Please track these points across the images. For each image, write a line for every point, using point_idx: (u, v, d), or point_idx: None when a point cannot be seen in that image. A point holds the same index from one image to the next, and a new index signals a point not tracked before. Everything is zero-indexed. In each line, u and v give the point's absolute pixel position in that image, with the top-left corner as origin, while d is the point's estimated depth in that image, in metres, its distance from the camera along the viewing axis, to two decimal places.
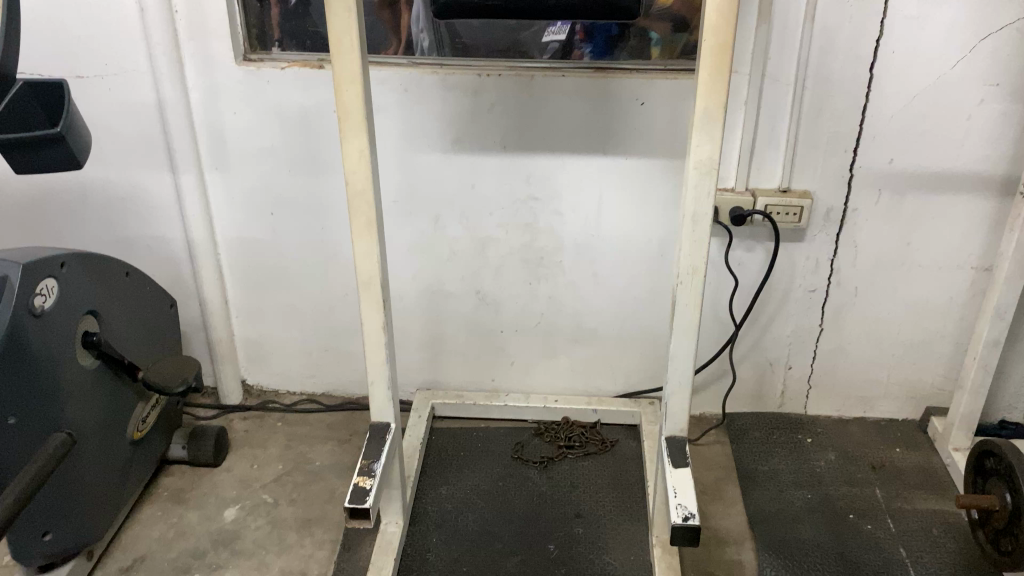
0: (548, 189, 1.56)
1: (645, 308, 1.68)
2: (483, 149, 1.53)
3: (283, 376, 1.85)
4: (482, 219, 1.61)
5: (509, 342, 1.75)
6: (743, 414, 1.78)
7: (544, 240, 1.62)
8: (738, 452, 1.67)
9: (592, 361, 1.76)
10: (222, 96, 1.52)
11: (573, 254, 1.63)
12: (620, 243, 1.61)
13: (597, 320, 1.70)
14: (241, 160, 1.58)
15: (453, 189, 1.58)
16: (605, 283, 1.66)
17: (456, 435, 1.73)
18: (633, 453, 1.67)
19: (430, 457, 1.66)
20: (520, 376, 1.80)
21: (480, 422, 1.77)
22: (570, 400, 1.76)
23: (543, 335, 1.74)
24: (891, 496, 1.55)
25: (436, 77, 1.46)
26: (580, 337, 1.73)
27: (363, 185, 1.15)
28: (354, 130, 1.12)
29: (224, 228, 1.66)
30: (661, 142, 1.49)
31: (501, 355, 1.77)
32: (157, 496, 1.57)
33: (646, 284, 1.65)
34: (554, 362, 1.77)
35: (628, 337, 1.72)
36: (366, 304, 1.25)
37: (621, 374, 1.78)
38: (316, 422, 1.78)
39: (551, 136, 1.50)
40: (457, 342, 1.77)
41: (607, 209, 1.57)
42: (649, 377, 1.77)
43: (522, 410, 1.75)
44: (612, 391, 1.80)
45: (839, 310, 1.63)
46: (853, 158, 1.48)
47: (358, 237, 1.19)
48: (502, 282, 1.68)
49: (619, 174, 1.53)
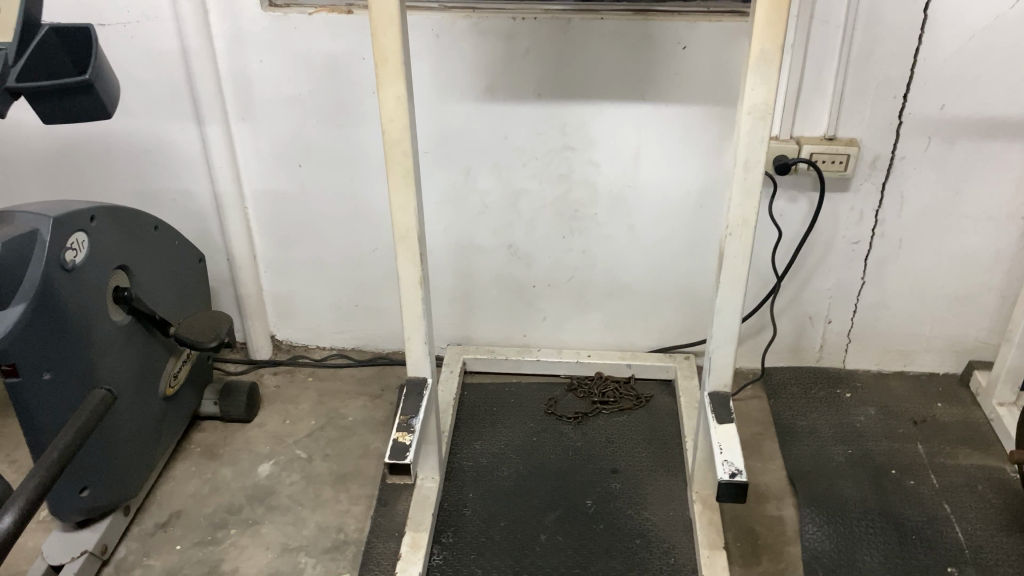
0: (583, 139, 1.52)
1: (682, 261, 1.64)
2: (518, 96, 1.48)
3: (312, 332, 1.82)
4: (515, 170, 1.56)
5: (541, 296, 1.72)
6: (780, 368, 1.74)
7: (578, 192, 1.58)
8: (775, 408, 1.65)
9: (626, 316, 1.72)
10: (248, 44, 1.47)
11: (608, 207, 1.59)
12: (657, 194, 1.56)
13: (632, 273, 1.66)
14: (268, 110, 1.54)
15: (486, 139, 1.54)
16: (641, 236, 1.62)
17: (489, 390, 1.70)
18: (668, 407, 1.64)
19: (463, 413, 1.64)
20: (552, 330, 1.76)
21: (512, 378, 1.74)
22: (603, 354, 1.73)
23: (576, 290, 1.70)
24: (934, 452, 1.52)
25: (469, 21, 1.41)
26: (614, 292, 1.69)
27: (400, 134, 1.11)
28: (391, 76, 1.07)
29: (251, 181, 1.63)
30: (703, 88, 1.44)
31: (533, 309, 1.74)
32: (190, 452, 1.56)
33: (684, 236, 1.61)
34: (588, 316, 1.74)
35: (664, 291, 1.68)
36: (402, 257, 1.21)
37: (655, 328, 1.74)
38: (347, 376, 1.76)
39: (588, 82, 1.45)
40: (488, 298, 1.73)
41: (644, 160, 1.53)
42: (685, 331, 1.73)
43: (554, 365, 1.72)
44: (647, 346, 1.77)
45: (882, 262, 1.59)
46: (903, 104, 1.42)
47: (396, 189, 1.16)
48: (535, 235, 1.64)
49: (658, 123, 1.48)
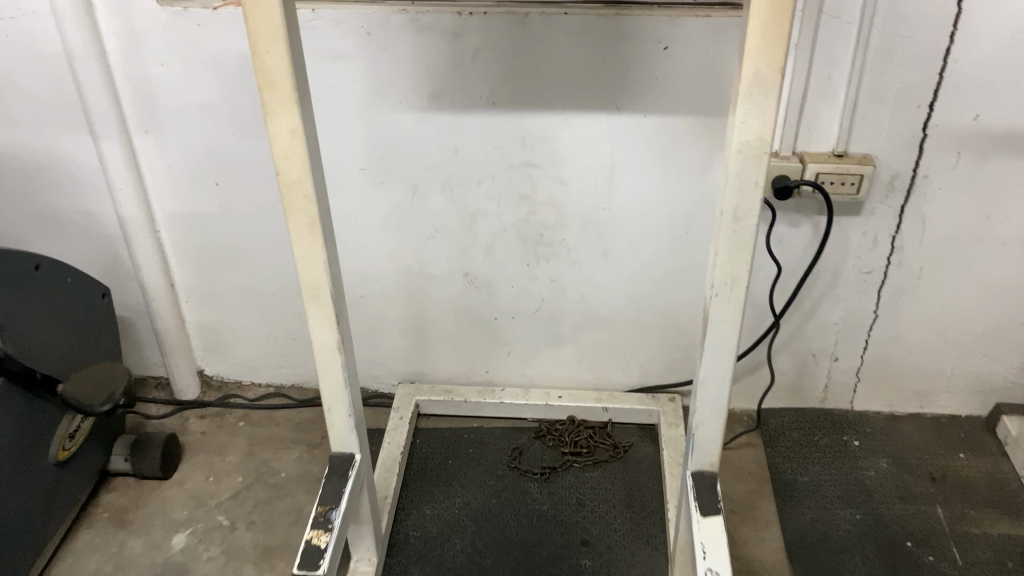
0: (547, 154, 1.27)
1: (665, 291, 1.40)
2: (468, 104, 1.24)
3: (245, 366, 1.59)
4: (469, 189, 1.32)
5: (506, 328, 1.47)
6: (779, 410, 1.52)
7: (543, 214, 1.34)
8: (772, 461, 1.43)
9: (602, 354, 1.48)
10: (146, 43, 1.23)
11: (578, 229, 1.34)
12: (636, 217, 1.32)
13: (608, 305, 1.43)
14: (176, 121, 1.30)
15: (433, 153, 1.29)
16: (617, 264, 1.38)
17: (445, 437, 1.48)
18: (648, 459, 1.43)
19: (413, 468, 1.42)
20: (516, 367, 1.52)
21: (472, 421, 1.52)
22: (576, 395, 1.50)
23: (545, 323, 1.46)
24: (956, 518, 1.31)
25: (406, 16, 1.17)
26: (589, 325, 1.45)
27: (299, 175, 0.88)
28: (283, 105, 0.84)
29: (163, 201, 1.39)
30: (689, 94, 1.20)
31: (496, 344, 1.49)
32: (96, 519, 1.36)
33: (668, 264, 1.37)
34: (558, 352, 1.49)
35: (645, 325, 1.44)
36: (314, 319, 0.99)
37: (636, 365, 1.49)
38: (284, 420, 1.54)
39: (551, 87, 1.21)
40: (445, 330, 1.49)
41: (620, 178, 1.29)
42: (670, 370, 1.49)
43: (519, 408, 1.49)
44: (626, 386, 1.52)
45: (898, 293, 1.36)
46: (928, 115, 1.19)
47: (298, 240, 0.93)
48: (495, 262, 1.40)
49: (634, 135, 1.24)
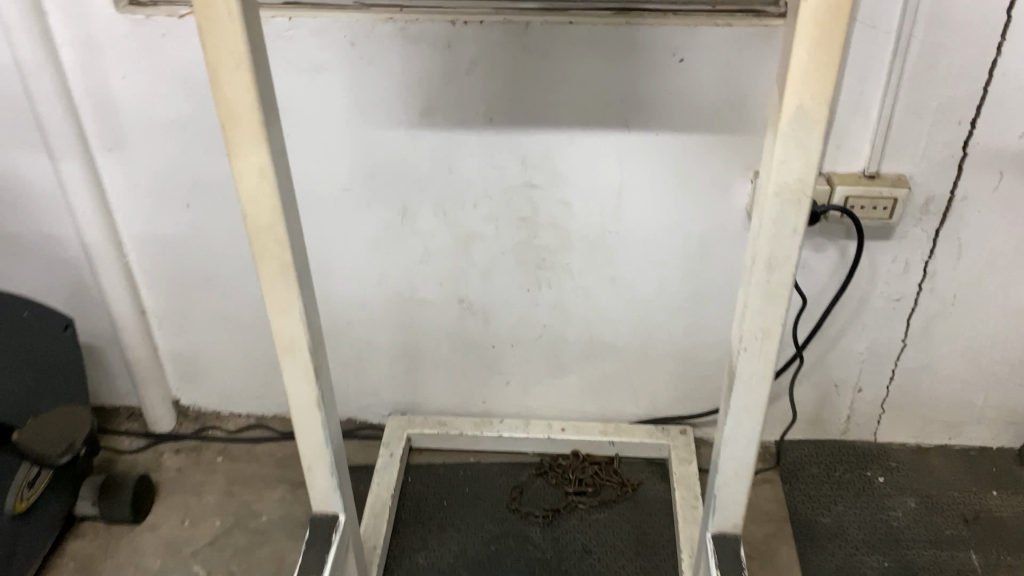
0: (549, 174, 1.16)
1: (677, 318, 1.29)
2: (463, 121, 1.13)
3: (224, 396, 1.48)
4: (464, 211, 1.21)
5: (505, 357, 1.36)
6: (797, 443, 1.42)
7: (545, 238, 1.22)
8: (791, 500, 1.33)
9: (608, 384, 1.38)
10: (105, 55, 1.11)
11: (583, 253, 1.23)
12: (646, 239, 1.21)
13: (615, 334, 1.32)
14: (141, 139, 1.18)
15: (424, 173, 1.18)
16: (626, 289, 1.27)
17: (439, 475, 1.38)
18: (659, 498, 1.33)
19: (405, 510, 1.32)
20: (514, 397, 1.41)
21: (468, 456, 1.41)
22: (581, 428, 1.39)
23: (547, 351, 1.35)
24: (992, 566, 1.21)
25: (393, 25, 1.05)
26: (594, 352, 1.34)
27: (269, 220, 0.77)
28: (249, 141, 0.72)
29: (129, 224, 1.28)
30: (706, 110, 1.09)
31: (494, 374, 1.38)
32: (62, 571, 1.25)
33: (681, 289, 1.26)
34: (561, 382, 1.38)
35: (655, 354, 1.33)
36: (290, 374, 0.88)
37: (645, 396, 1.38)
38: (266, 455, 1.43)
39: (555, 102, 1.10)
40: (439, 359, 1.37)
41: (629, 199, 1.17)
42: (681, 400, 1.38)
43: (520, 442, 1.39)
44: (634, 417, 1.42)
45: (930, 321, 1.26)
46: (969, 132, 1.08)
47: (271, 290, 0.81)
48: (493, 288, 1.28)
49: (645, 154, 1.13)
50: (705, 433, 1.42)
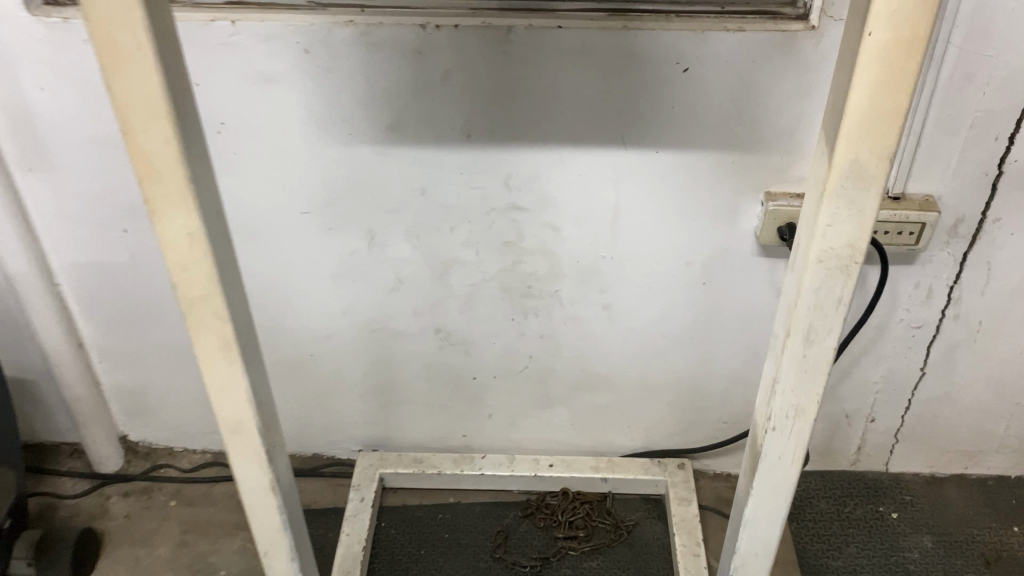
0: (536, 196, 1.03)
1: (677, 350, 1.17)
2: (437, 137, 0.98)
3: (177, 431, 1.35)
4: (440, 236, 1.07)
5: (486, 390, 1.23)
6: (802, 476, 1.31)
7: (532, 264, 1.09)
8: (798, 541, 1.22)
9: (600, 416, 1.26)
10: (17, 65, 0.95)
11: (575, 281, 1.10)
12: (645, 266, 1.08)
13: (609, 365, 1.19)
14: (67, 158, 1.03)
15: (394, 195, 1.04)
16: (622, 318, 1.14)
17: (416, 518, 1.26)
18: (655, 541, 1.22)
19: (378, 560, 1.20)
20: (498, 431, 1.29)
21: (448, 494, 1.29)
22: (571, 463, 1.28)
23: (533, 383, 1.22)
24: None
25: (353, 30, 0.90)
26: (585, 384, 1.22)
27: (203, 289, 0.63)
28: (174, 201, 0.59)
29: (60, 252, 1.13)
30: (714, 126, 0.95)
31: (475, 408, 1.26)
32: None
33: (683, 318, 1.13)
34: (548, 415, 1.26)
35: (652, 385, 1.22)
36: (238, 457, 0.74)
37: (640, 428, 1.27)
38: (224, 497, 1.30)
39: (542, 117, 0.96)
40: (414, 392, 1.24)
41: (626, 223, 1.05)
42: (679, 431, 1.27)
43: (504, 481, 1.27)
44: (629, 449, 1.30)
45: (952, 349, 1.15)
46: (1008, 149, 0.96)
47: (209, 366, 0.68)
48: (474, 317, 1.15)
49: (645, 175, 1.00)
50: (704, 465, 1.31)
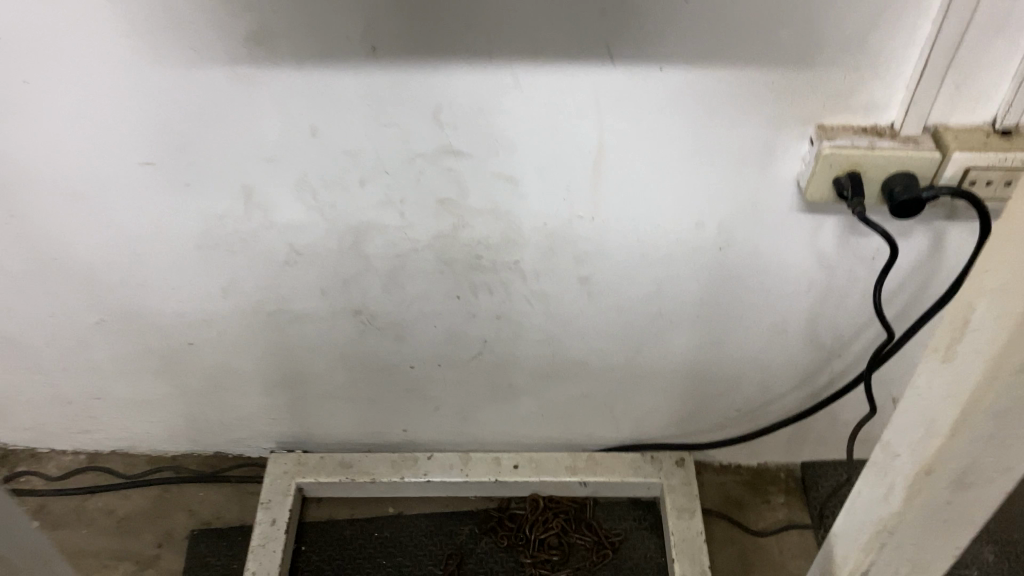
0: (482, 139, 0.69)
1: (679, 330, 0.88)
2: (325, 55, 0.64)
3: (39, 431, 1.05)
4: (347, 194, 0.75)
5: (429, 380, 0.95)
6: (830, 466, 1.03)
7: (481, 228, 0.77)
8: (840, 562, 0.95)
9: (577, 406, 0.98)
10: None
11: (540, 248, 0.79)
12: (638, 228, 0.77)
13: (589, 349, 0.90)
14: None
15: (272, 138, 0.70)
16: (605, 293, 0.84)
17: (347, 538, 0.99)
18: (648, 562, 0.97)
19: None
20: (447, 424, 1.01)
21: (387, 504, 1.03)
22: (541, 461, 1.01)
23: (489, 371, 0.93)
24: None
25: None
26: (557, 372, 0.93)
27: None
28: None
29: None
30: (752, 32, 0.61)
31: (415, 399, 0.97)
32: None
33: (689, 293, 0.83)
34: (511, 405, 0.98)
35: (645, 371, 0.93)
36: None
37: (628, 417, 0.99)
38: (101, 515, 1.02)
39: (486, 23, 0.61)
40: (338, 384, 0.96)
41: (613, 173, 0.72)
42: (678, 421, 1.00)
43: (457, 487, 1.00)
44: (614, 441, 1.03)
45: None
46: None
47: None
48: (405, 296, 0.85)
49: (642, 105, 0.67)
50: (708, 456, 1.04)
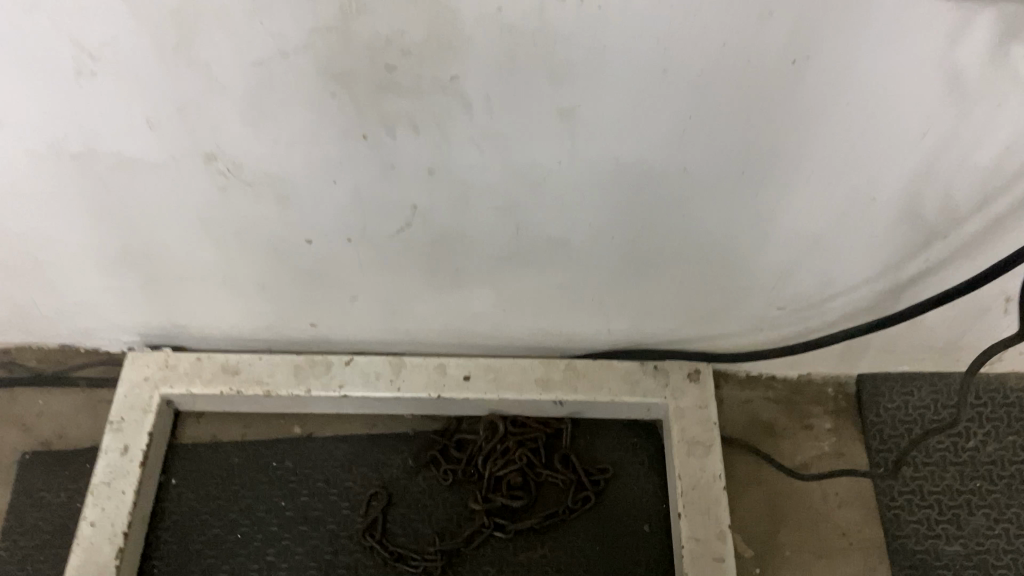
0: None
1: (711, 198, 0.57)
2: None
3: None
4: None
5: (338, 259, 0.65)
6: (898, 383, 0.75)
7: (386, 14, 0.45)
8: (905, 517, 0.70)
9: (551, 300, 0.69)
10: None
11: (491, 56, 0.47)
12: (655, 19, 0.45)
13: (570, 223, 0.60)
14: None
15: None
16: (597, 135, 0.52)
17: (234, 468, 0.73)
18: (643, 509, 0.71)
19: (162, 553, 0.68)
20: (370, 317, 0.72)
21: (292, 422, 0.75)
22: (502, 372, 0.73)
23: (425, 251, 0.63)
24: None
25: None
26: (526, 254, 0.63)
27: None
28: None
29: None
30: None
31: (320, 285, 0.68)
32: None
33: (733, 138, 0.52)
34: (457, 296, 0.69)
35: (652, 255, 0.63)
36: None
37: (626, 317, 0.70)
38: None
39: None
40: (208, 261, 0.66)
41: None
42: (694, 322, 0.71)
43: (386, 403, 0.73)
44: (604, 345, 0.74)
45: None
46: None
47: None
48: (276, 132, 0.53)
49: None
50: (731, 366, 0.76)
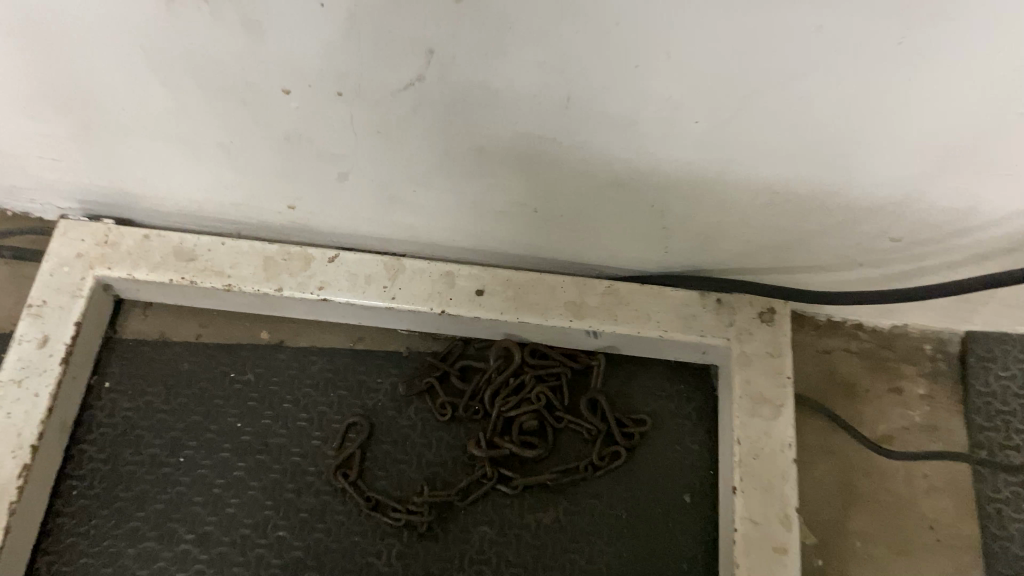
0: None
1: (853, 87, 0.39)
2: None
3: None
4: None
5: (324, 123, 0.48)
6: (1015, 347, 0.59)
7: None
8: (1008, 515, 0.56)
9: (598, 201, 0.52)
10: None
11: None
12: None
13: (642, 96, 0.43)
14: None
15: None
16: None
17: (183, 375, 0.59)
18: (684, 475, 0.57)
19: (84, 473, 0.55)
20: (363, 204, 0.56)
21: (261, 325, 0.61)
22: (525, 288, 0.58)
23: (439, 120, 0.47)
24: None
25: None
26: (574, 134, 0.47)
27: None
28: None
29: None
30: None
31: (300, 156, 0.52)
32: None
33: None
34: (476, 186, 0.53)
35: (745, 151, 0.46)
36: None
37: (692, 231, 0.54)
38: None
39: None
40: (156, 109, 0.49)
41: None
42: (778, 246, 0.55)
43: (376, 314, 0.59)
44: (655, 267, 0.59)
45: None
46: None
47: None
48: None
49: None
50: (810, 307, 0.61)
